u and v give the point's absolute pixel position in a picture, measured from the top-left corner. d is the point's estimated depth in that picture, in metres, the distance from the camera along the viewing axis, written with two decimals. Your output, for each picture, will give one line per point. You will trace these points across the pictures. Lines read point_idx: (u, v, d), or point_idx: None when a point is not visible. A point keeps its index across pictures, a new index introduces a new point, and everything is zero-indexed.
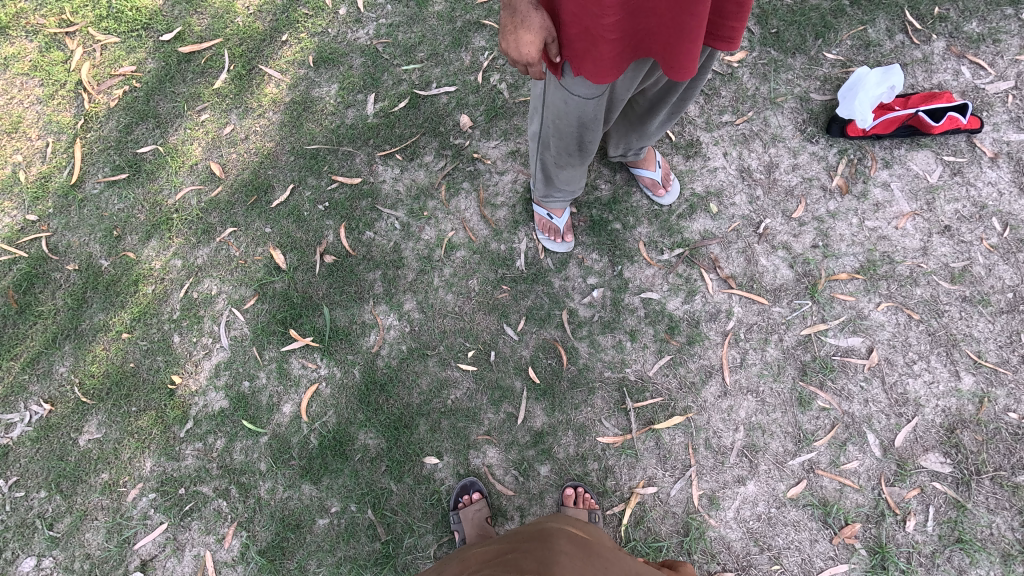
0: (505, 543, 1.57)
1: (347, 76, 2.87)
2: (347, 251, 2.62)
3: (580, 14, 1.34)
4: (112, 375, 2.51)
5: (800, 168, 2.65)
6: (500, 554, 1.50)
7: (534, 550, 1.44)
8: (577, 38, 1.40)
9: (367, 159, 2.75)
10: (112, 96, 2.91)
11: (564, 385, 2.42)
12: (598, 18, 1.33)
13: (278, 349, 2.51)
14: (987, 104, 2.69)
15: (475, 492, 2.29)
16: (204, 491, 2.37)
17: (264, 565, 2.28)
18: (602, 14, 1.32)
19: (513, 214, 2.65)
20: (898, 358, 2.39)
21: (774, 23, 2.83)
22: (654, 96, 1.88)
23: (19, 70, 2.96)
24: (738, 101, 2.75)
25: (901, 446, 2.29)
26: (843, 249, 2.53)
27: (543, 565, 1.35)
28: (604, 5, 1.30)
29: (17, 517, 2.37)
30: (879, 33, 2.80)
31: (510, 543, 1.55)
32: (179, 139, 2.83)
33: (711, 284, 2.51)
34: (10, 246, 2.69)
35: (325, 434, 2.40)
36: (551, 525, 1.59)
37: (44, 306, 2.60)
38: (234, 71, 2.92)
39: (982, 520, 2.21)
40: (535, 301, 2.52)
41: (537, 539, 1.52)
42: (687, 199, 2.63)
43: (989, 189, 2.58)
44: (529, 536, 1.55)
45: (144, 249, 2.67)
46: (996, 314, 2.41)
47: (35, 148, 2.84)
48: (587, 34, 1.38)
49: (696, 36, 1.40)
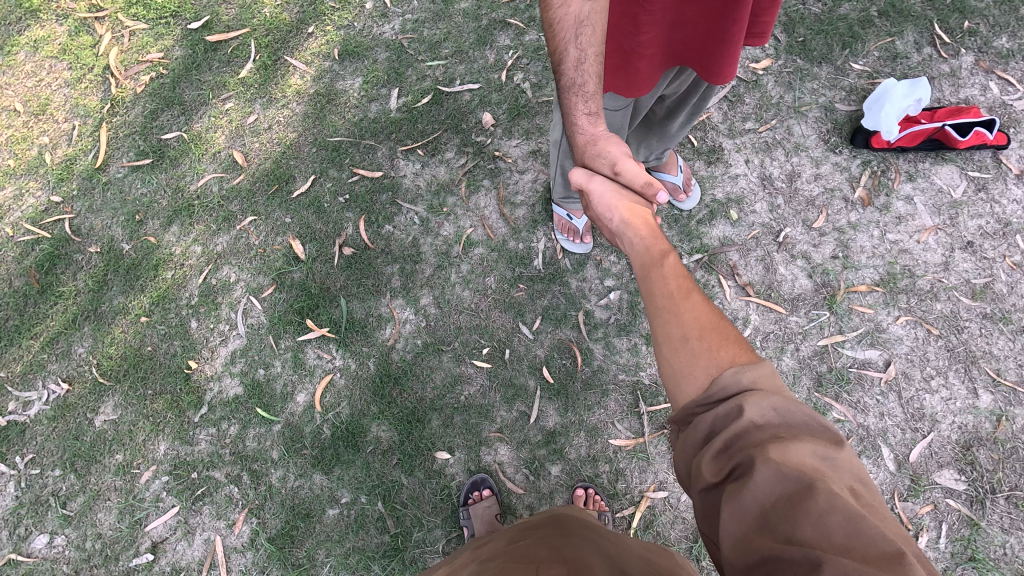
0: (520, 532, 1.58)
1: (372, 69, 2.89)
2: (366, 244, 2.64)
3: (616, 33, 1.42)
4: (129, 358, 2.53)
5: (822, 178, 2.64)
6: (512, 542, 1.50)
7: (546, 539, 1.46)
8: (611, 56, 1.47)
9: (388, 153, 2.76)
10: (139, 82, 2.94)
11: (577, 386, 2.42)
12: (634, 34, 1.38)
13: (294, 339, 2.52)
14: (1014, 121, 2.67)
15: (486, 489, 2.30)
16: (216, 477, 2.39)
17: (273, 553, 2.29)
18: (639, 31, 1.37)
19: (533, 214, 2.66)
20: (916, 373, 2.37)
21: (801, 32, 2.81)
22: (674, 100, 1.88)
23: (49, 53, 2.99)
24: (762, 108, 2.74)
25: (916, 462, 2.28)
26: (864, 261, 2.52)
27: (557, 552, 1.36)
28: (640, 23, 1.36)
29: (32, 493, 2.40)
30: (907, 46, 2.78)
31: (520, 533, 1.56)
32: (203, 127, 2.85)
33: (729, 292, 2.51)
34: (35, 226, 2.73)
35: (338, 425, 2.41)
36: (560, 515, 1.63)
37: (66, 287, 2.63)
38: (260, 61, 2.94)
39: (996, 539, 2.19)
40: (552, 301, 2.53)
41: (548, 529, 1.53)
42: (707, 205, 2.62)
43: (1013, 207, 2.55)
44: (546, 525, 1.58)
45: (165, 234, 2.69)
46: (1017, 332, 2.40)
47: (62, 130, 2.87)
48: (623, 51, 1.43)
49: (736, 38, 1.42)
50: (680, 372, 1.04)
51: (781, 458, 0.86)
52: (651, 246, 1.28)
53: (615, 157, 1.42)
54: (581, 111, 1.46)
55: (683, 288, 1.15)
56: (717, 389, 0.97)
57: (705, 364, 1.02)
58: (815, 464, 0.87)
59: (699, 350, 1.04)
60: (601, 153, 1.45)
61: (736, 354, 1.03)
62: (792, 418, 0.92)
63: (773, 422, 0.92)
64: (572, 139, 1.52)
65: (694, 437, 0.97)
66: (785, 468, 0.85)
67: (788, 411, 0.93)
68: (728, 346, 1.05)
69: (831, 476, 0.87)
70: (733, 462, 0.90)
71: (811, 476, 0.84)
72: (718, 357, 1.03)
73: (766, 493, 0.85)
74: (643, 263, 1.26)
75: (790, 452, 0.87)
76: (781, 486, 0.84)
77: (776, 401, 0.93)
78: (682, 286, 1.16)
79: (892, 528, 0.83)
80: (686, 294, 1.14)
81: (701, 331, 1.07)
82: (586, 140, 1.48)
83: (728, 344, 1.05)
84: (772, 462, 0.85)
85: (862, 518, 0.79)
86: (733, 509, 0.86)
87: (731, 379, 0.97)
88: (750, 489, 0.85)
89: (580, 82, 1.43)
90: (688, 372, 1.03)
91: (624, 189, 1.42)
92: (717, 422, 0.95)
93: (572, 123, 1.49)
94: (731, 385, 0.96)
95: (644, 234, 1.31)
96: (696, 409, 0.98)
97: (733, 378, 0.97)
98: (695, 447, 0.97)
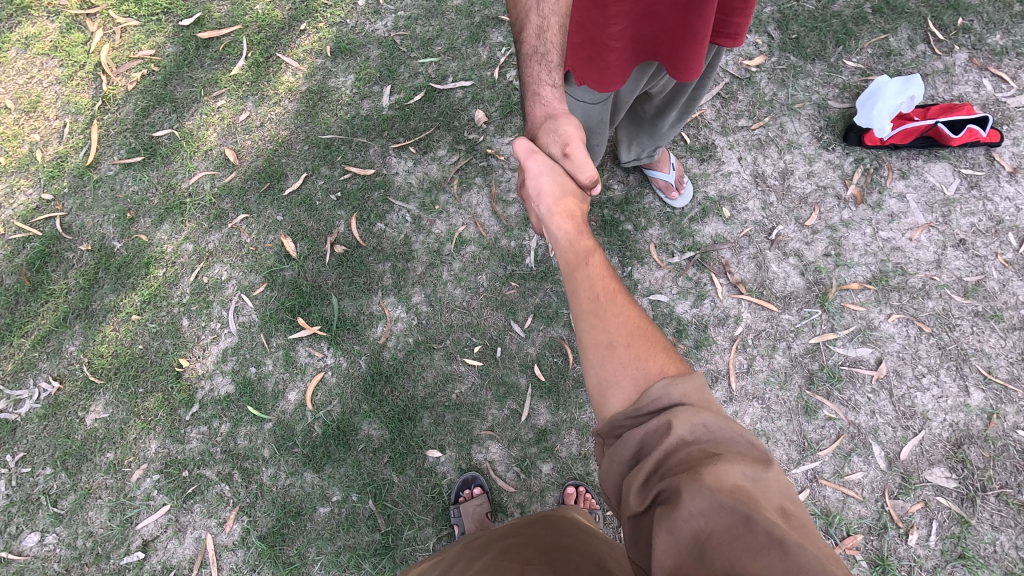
0: (512, 528, 1.56)
1: (364, 67, 2.87)
2: (358, 242, 2.63)
3: (586, 23, 1.39)
4: (120, 356, 2.53)
5: (815, 176, 2.63)
6: (502, 538, 1.48)
7: (536, 539, 1.43)
8: (581, 47, 1.45)
9: (381, 150, 2.75)
10: (130, 80, 2.93)
11: (568, 384, 2.42)
12: (603, 27, 1.37)
13: (286, 337, 2.52)
14: (1007, 118, 2.67)
15: (476, 487, 2.30)
16: (207, 475, 2.39)
17: (264, 551, 2.29)
18: (607, 23, 1.36)
19: (525, 211, 2.65)
20: (907, 371, 2.37)
21: (795, 29, 2.80)
22: (662, 98, 1.86)
23: (40, 50, 2.97)
24: (755, 105, 2.73)
25: (906, 460, 2.28)
26: (856, 259, 2.51)
27: (544, 553, 1.32)
28: (608, 14, 1.34)
29: (22, 492, 2.40)
30: (901, 43, 2.77)
31: (511, 530, 1.53)
32: (195, 124, 2.84)
33: (721, 289, 2.50)
34: (26, 224, 2.72)
35: (329, 423, 2.41)
36: (555, 515, 1.59)
37: (57, 285, 2.63)
38: (252, 58, 2.92)
39: (986, 537, 2.19)
40: (543, 299, 2.52)
41: (540, 527, 1.51)
42: (700, 202, 2.61)
43: (1006, 204, 2.55)
44: (537, 522, 1.56)
45: (157, 232, 2.68)
46: (1008, 330, 2.39)
47: (52, 128, 2.86)
48: (593, 42, 1.42)
49: (705, 35, 1.41)
50: (606, 381, 1.04)
51: (714, 482, 0.86)
52: (577, 242, 1.32)
53: (568, 136, 1.44)
54: (544, 80, 1.53)
55: (609, 291, 1.16)
56: (645, 404, 0.98)
57: (633, 373, 1.03)
58: (746, 483, 0.88)
59: (627, 358, 1.05)
60: (554, 128, 1.47)
61: (663, 365, 1.05)
62: (720, 433, 0.94)
63: (700, 437, 0.94)
64: (530, 110, 1.56)
65: (624, 455, 0.97)
66: (719, 495, 0.84)
67: (715, 427, 0.95)
68: (656, 355, 1.07)
69: (761, 497, 0.86)
70: (663, 485, 0.90)
71: (747, 507, 0.83)
72: (646, 367, 1.04)
73: (700, 521, 0.83)
74: (567, 260, 1.28)
75: (720, 475, 0.87)
76: (715, 515, 0.83)
77: (707, 417, 0.95)
78: (608, 289, 1.16)
79: (823, 547, 0.83)
80: (611, 298, 1.15)
81: (629, 338, 1.08)
82: (544, 112, 1.52)
83: (655, 354, 1.07)
84: (705, 488, 0.85)
85: (793, 545, 0.79)
86: (666, 536, 0.85)
87: (661, 393, 0.98)
88: (684, 517, 0.84)
89: (541, 49, 1.52)
90: (614, 381, 1.03)
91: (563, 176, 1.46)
92: (647, 439, 0.96)
93: (535, 93, 1.55)
94: (662, 397, 0.98)
95: (569, 229, 1.36)
96: (623, 422, 0.99)
97: (663, 392, 0.98)
98: (624, 466, 0.98)
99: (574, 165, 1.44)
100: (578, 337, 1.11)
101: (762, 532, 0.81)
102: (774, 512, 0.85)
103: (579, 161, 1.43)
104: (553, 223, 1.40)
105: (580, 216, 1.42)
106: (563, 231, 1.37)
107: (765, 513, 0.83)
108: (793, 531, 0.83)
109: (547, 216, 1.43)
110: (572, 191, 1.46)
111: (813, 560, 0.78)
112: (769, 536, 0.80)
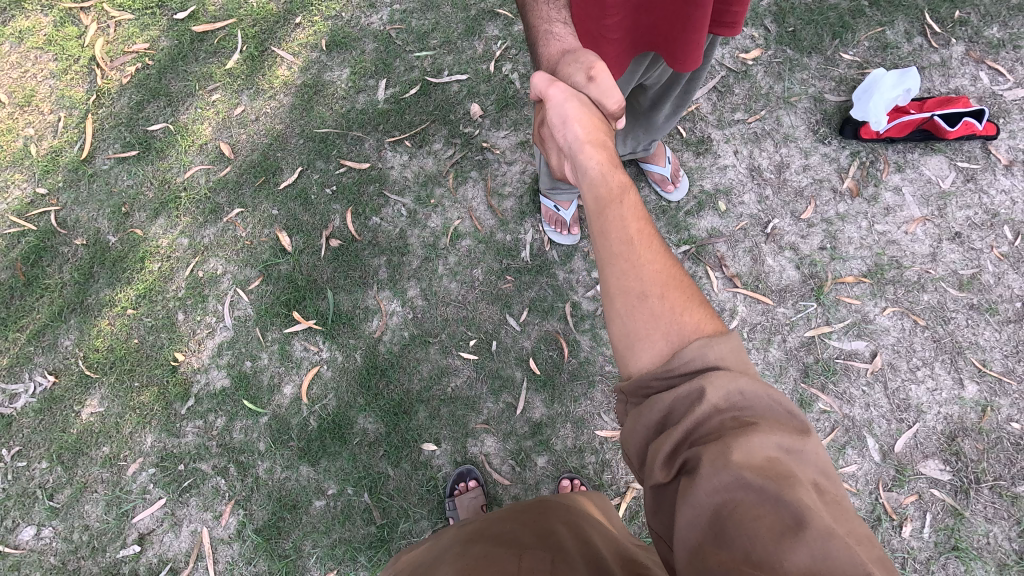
0: (509, 514, 1.50)
1: (359, 60, 2.86)
2: (353, 236, 2.63)
3: (583, 15, 1.39)
4: (115, 350, 2.53)
5: (811, 169, 2.63)
6: (498, 522, 1.45)
7: (532, 521, 1.40)
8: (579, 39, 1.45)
9: (376, 144, 2.75)
10: (125, 73, 2.91)
11: (563, 377, 2.42)
12: (600, 19, 1.37)
13: (281, 331, 2.52)
14: (1003, 111, 2.66)
15: (472, 480, 2.31)
16: (203, 468, 2.39)
17: (259, 544, 2.30)
18: (604, 16, 1.36)
19: (520, 205, 2.64)
20: (902, 364, 2.37)
21: (791, 22, 2.79)
22: (658, 90, 1.85)
23: (33, 44, 2.95)
24: (751, 99, 2.72)
25: (901, 452, 2.28)
26: (851, 252, 2.51)
27: (539, 536, 1.30)
28: (605, 7, 1.34)
29: (19, 485, 2.40)
30: (898, 36, 2.76)
31: (507, 514, 1.50)
32: (190, 118, 2.83)
33: (716, 283, 2.50)
34: (21, 219, 2.71)
35: (324, 417, 2.41)
36: (550, 497, 1.56)
37: (51, 280, 2.62)
38: (247, 52, 2.91)
39: (979, 528, 2.20)
40: (539, 293, 2.52)
41: (536, 509, 1.48)
42: (696, 196, 2.61)
43: (1002, 197, 2.55)
44: (532, 507, 1.50)
45: (152, 226, 2.68)
46: (1003, 323, 2.40)
47: (47, 122, 2.85)
48: (590, 34, 1.42)
49: (701, 25, 1.41)
50: (638, 333, 1.03)
51: (743, 458, 0.85)
52: (609, 176, 1.19)
53: (591, 61, 1.29)
54: (553, 19, 1.43)
55: (643, 237, 1.10)
56: (676, 365, 0.97)
57: (665, 329, 1.02)
58: (778, 456, 0.87)
59: (660, 310, 1.03)
60: (574, 58, 1.32)
61: (698, 322, 1.04)
62: (755, 401, 0.93)
63: (733, 404, 0.93)
64: (541, 50, 1.43)
65: (650, 418, 0.98)
66: (746, 473, 0.84)
67: (751, 394, 0.94)
68: (690, 309, 1.05)
69: (793, 470, 0.86)
70: (689, 455, 0.90)
71: (777, 484, 0.83)
72: (681, 323, 1.03)
73: (724, 495, 0.84)
74: (597, 199, 1.17)
75: (750, 448, 0.86)
76: (741, 491, 0.83)
77: (743, 383, 0.94)
78: (642, 235, 1.11)
79: (855, 525, 0.83)
80: (645, 245, 1.10)
81: (662, 290, 1.05)
82: (559, 49, 1.39)
83: (689, 308, 1.05)
84: (733, 464, 0.84)
85: (819, 526, 0.79)
86: (689, 510, 0.86)
87: (694, 354, 0.97)
88: (707, 491, 0.85)
89: None
90: (645, 336, 1.02)
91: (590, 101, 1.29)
92: (676, 405, 0.95)
93: (546, 32, 1.43)
94: (697, 358, 0.97)
95: (601, 161, 1.21)
96: (654, 382, 0.99)
97: (697, 353, 0.97)
98: (651, 430, 0.98)
99: (600, 91, 1.29)
100: (606, 283, 1.08)
101: (789, 511, 0.81)
102: (806, 487, 0.85)
103: (605, 85, 1.28)
104: (583, 153, 1.23)
105: (610, 147, 1.27)
106: (595, 163, 1.21)
107: (796, 490, 0.82)
108: (824, 509, 0.83)
109: (576, 145, 1.25)
110: (598, 117, 1.29)
111: (840, 541, 0.78)
112: (795, 516, 0.80)
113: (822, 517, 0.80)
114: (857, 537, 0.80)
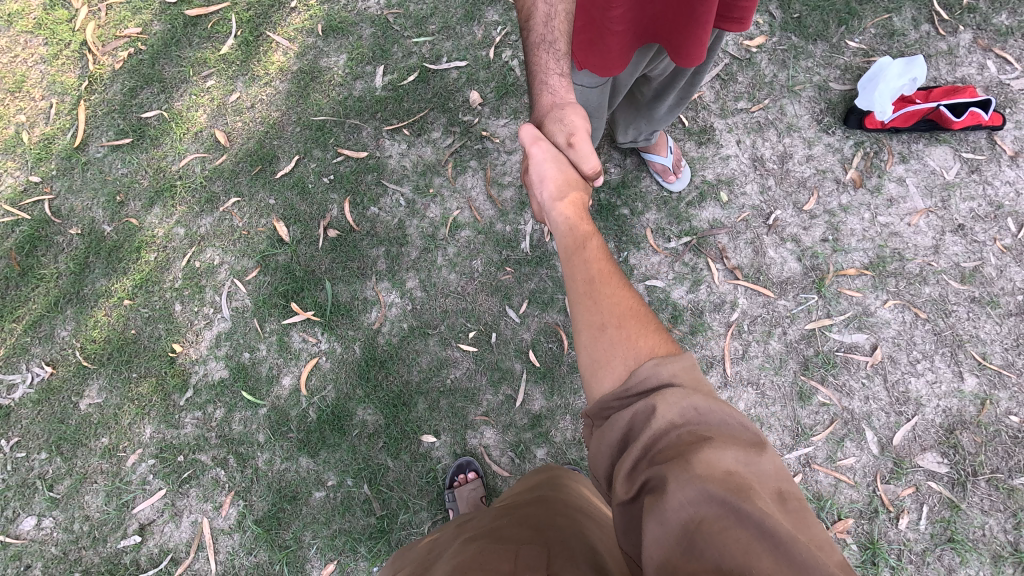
0: (506, 510, 1.48)
1: (357, 46, 2.80)
2: (351, 226, 2.60)
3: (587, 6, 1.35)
4: (113, 341, 2.51)
5: (814, 160, 2.60)
6: (496, 519, 1.41)
7: (531, 515, 1.37)
8: (581, 31, 1.42)
9: (374, 132, 2.70)
10: (117, 59, 2.85)
11: (563, 370, 2.42)
12: (604, 10, 1.33)
13: (279, 322, 2.50)
14: (1010, 101, 2.62)
15: (470, 471, 2.31)
16: (202, 460, 2.39)
17: (259, 535, 2.31)
18: (609, 7, 1.32)
19: (520, 195, 2.61)
20: (902, 357, 2.37)
21: (797, 8, 2.73)
22: (661, 81, 1.82)
23: (23, 27, 2.88)
24: (755, 87, 2.67)
25: (899, 445, 2.29)
26: (853, 244, 2.49)
27: (536, 531, 1.27)
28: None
29: (19, 476, 2.41)
30: (904, 23, 2.71)
31: (506, 510, 1.46)
32: (184, 105, 2.78)
33: (717, 275, 2.49)
34: (13, 207, 2.68)
35: (323, 408, 2.41)
36: (547, 492, 1.52)
37: (46, 269, 2.60)
38: (242, 37, 2.84)
39: (975, 521, 2.21)
40: (538, 285, 2.51)
41: (535, 504, 1.44)
42: (698, 186, 2.58)
43: (1006, 188, 2.52)
44: (529, 503, 1.47)
45: (147, 216, 2.65)
46: (1005, 316, 2.39)
47: (38, 109, 2.79)
48: (595, 26, 1.38)
49: (708, 19, 1.38)
50: (600, 361, 1.04)
51: (702, 472, 0.84)
52: (576, 228, 1.30)
53: (574, 127, 1.41)
54: (552, 68, 1.44)
55: (605, 274, 1.15)
56: (634, 383, 0.97)
57: (623, 355, 1.02)
58: (738, 468, 0.86)
59: (618, 340, 1.04)
60: (560, 117, 1.43)
61: (653, 345, 1.04)
62: (712, 417, 0.93)
63: (691, 420, 0.92)
64: (535, 95, 1.47)
65: (612, 438, 0.97)
66: (709, 487, 0.82)
67: (705, 410, 0.93)
68: (646, 335, 1.05)
69: (754, 483, 0.85)
70: (650, 473, 0.88)
71: (736, 496, 0.81)
72: (635, 348, 1.03)
73: (689, 511, 0.82)
74: (566, 246, 1.25)
75: (711, 461, 0.85)
76: (704, 506, 0.82)
77: (697, 400, 0.94)
78: (603, 272, 1.16)
79: (818, 535, 0.82)
80: (607, 282, 1.13)
81: (620, 320, 1.07)
82: (551, 101, 1.45)
83: (646, 333, 1.06)
84: (696, 478, 0.83)
85: (784, 537, 0.78)
86: (657, 527, 0.83)
87: (648, 374, 0.97)
88: (673, 507, 0.83)
89: (549, 36, 1.42)
90: (606, 364, 1.02)
91: (566, 160, 1.43)
92: (634, 421, 0.95)
93: (541, 81, 1.45)
94: (651, 377, 0.97)
95: (568, 217, 1.34)
96: (612, 404, 0.98)
97: (651, 372, 0.97)
98: (614, 448, 0.97)
99: (578, 155, 1.42)
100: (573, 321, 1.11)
101: (753, 523, 0.79)
102: (768, 498, 0.84)
103: (583, 151, 1.41)
104: (554, 210, 1.37)
105: (581, 203, 1.39)
106: (563, 219, 1.34)
107: (759, 501, 0.82)
108: (785, 517, 0.82)
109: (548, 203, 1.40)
110: (573, 179, 1.42)
111: (806, 554, 0.77)
112: (760, 528, 0.79)
113: (786, 528, 0.79)
114: (819, 543, 0.80)
